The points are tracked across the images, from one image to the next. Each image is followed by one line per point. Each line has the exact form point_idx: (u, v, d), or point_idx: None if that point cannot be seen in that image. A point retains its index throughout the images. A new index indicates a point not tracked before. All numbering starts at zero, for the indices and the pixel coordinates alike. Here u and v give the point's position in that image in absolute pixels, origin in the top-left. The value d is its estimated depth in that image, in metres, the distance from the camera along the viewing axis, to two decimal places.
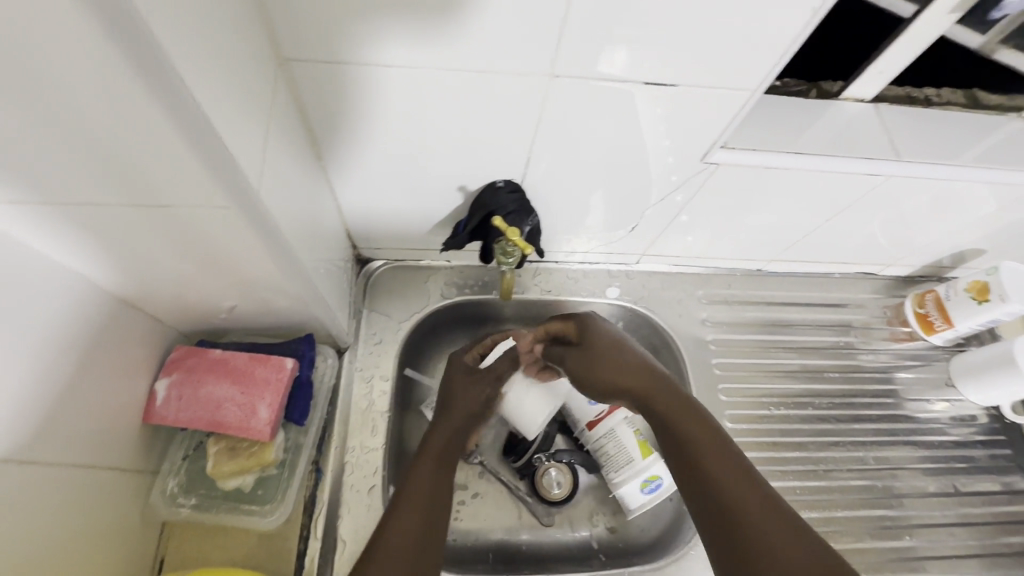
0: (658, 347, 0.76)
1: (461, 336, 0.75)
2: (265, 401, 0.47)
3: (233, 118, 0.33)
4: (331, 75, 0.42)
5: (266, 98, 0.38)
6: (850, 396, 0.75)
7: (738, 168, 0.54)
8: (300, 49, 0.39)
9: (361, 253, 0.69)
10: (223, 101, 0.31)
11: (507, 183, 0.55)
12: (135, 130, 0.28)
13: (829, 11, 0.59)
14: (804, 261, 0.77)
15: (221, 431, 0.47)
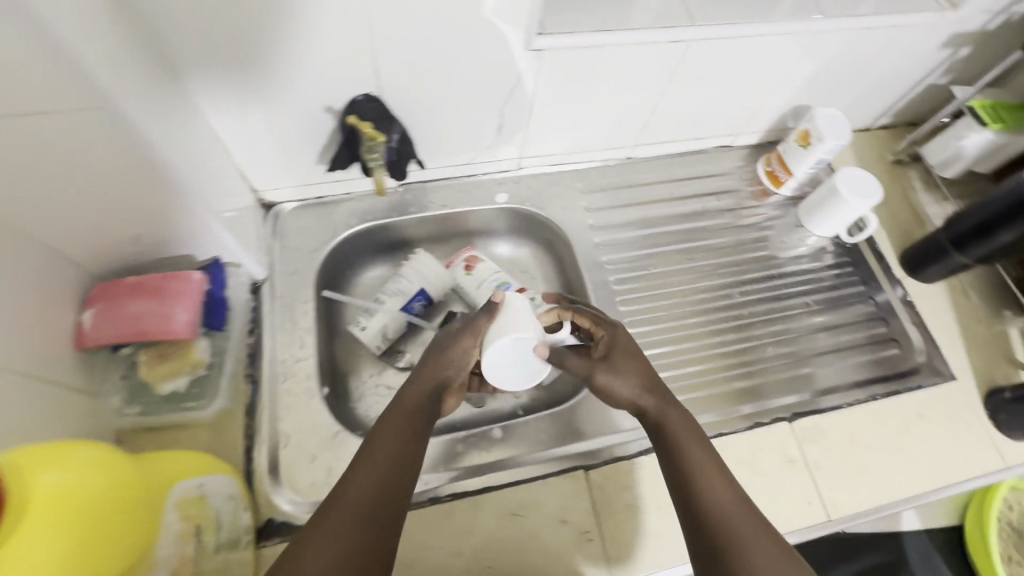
0: (552, 240, 0.86)
1: (376, 261, 0.84)
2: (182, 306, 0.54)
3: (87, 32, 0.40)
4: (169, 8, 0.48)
5: (118, 22, 0.44)
6: (719, 249, 0.88)
7: (560, 51, 0.64)
8: None
9: (264, 197, 0.75)
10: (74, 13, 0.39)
11: (366, 97, 0.63)
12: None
13: None
14: (664, 142, 0.88)
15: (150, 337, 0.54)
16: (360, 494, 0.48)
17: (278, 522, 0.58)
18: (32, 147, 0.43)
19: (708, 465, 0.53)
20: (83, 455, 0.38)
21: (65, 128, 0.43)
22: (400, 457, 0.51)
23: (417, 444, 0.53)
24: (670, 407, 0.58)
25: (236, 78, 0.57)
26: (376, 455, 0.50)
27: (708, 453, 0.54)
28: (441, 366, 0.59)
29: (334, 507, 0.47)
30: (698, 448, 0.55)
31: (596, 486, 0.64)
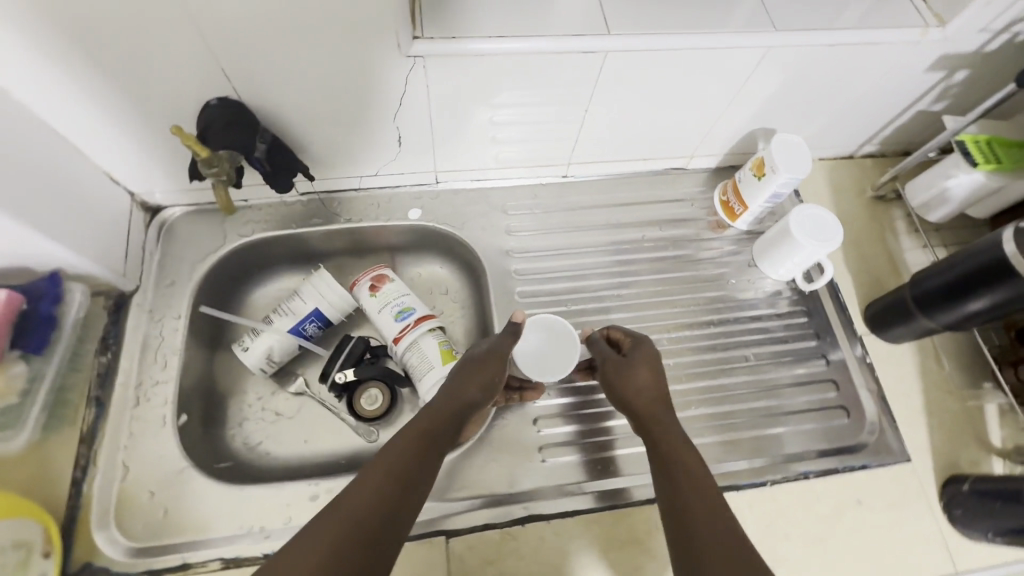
0: (471, 263, 0.78)
1: (276, 275, 0.78)
2: None
3: None
4: None
5: None
6: (660, 286, 0.77)
7: (446, 57, 0.56)
8: None
9: (148, 201, 0.70)
10: None
11: (221, 100, 0.57)
12: None
13: None
14: (604, 162, 0.79)
15: None
16: (366, 495, 0.44)
17: (95, 568, 0.53)
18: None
19: (706, 488, 0.47)
20: None
21: None
22: (409, 464, 0.48)
23: (427, 458, 0.50)
24: (674, 427, 0.53)
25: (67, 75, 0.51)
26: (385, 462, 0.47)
27: (705, 472, 0.48)
28: (472, 382, 0.57)
29: (337, 503, 0.43)
30: (701, 470, 0.48)
31: (457, 557, 0.56)
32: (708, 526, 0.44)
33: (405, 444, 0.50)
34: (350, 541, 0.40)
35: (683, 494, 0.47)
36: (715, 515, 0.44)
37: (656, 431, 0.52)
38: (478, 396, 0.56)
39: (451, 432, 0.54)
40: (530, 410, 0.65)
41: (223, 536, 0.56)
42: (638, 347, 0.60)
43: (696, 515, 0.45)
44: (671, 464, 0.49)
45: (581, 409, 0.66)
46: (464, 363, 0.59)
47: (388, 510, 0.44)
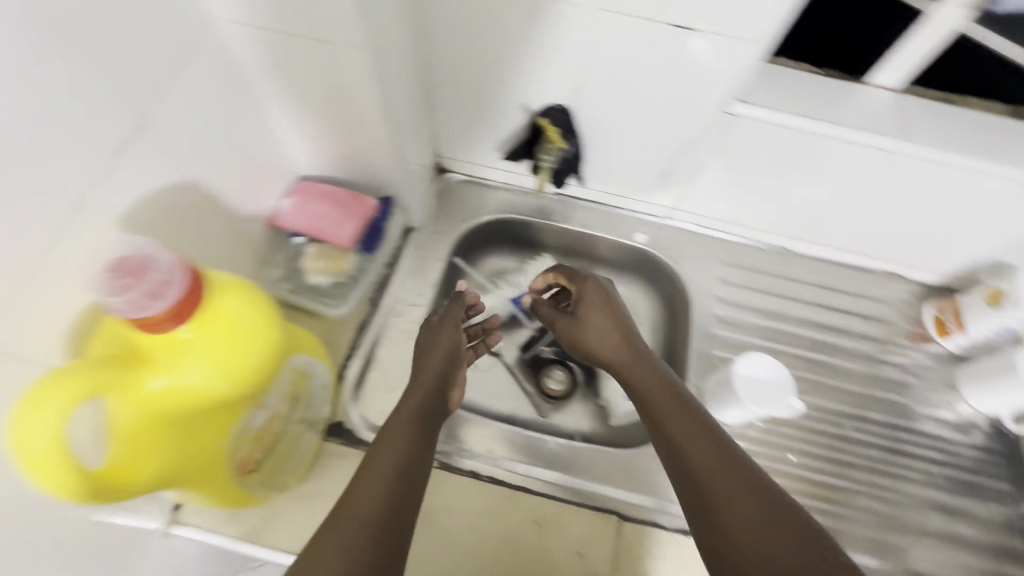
0: (672, 295, 0.86)
1: (504, 251, 0.90)
2: (351, 221, 0.65)
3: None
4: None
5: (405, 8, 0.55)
6: (848, 376, 0.80)
7: (758, 122, 0.64)
8: None
9: (441, 162, 0.85)
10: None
11: (561, 108, 0.68)
12: None
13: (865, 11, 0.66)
14: (827, 246, 0.83)
15: (319, 236, 0.66)
16: (395, 459, 0.51)
17: (346, 428, 0.66)
18: (314, 67, 0.53)
19: (711, 445, 0.49)
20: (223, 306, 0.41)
21: (335, 63, 0.53)
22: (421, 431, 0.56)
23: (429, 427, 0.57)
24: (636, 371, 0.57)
25: (464, 60, 0.65)
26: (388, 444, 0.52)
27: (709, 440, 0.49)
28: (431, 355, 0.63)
29: (373, 461, 0.51)
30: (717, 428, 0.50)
31: (626, 538, 0.62)
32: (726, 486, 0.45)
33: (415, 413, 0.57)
34: (385, 488, 0.48)
35: (689, 457, 0.48)
36: (710, 467, 0.47)
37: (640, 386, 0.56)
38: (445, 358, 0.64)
39: (439, 395, 0.61)
40: None
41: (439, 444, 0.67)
42: (583, 287, 0.65)
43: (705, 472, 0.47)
44: (658, 414, 0.53)
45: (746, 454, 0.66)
46: (425, 336, 0.66)
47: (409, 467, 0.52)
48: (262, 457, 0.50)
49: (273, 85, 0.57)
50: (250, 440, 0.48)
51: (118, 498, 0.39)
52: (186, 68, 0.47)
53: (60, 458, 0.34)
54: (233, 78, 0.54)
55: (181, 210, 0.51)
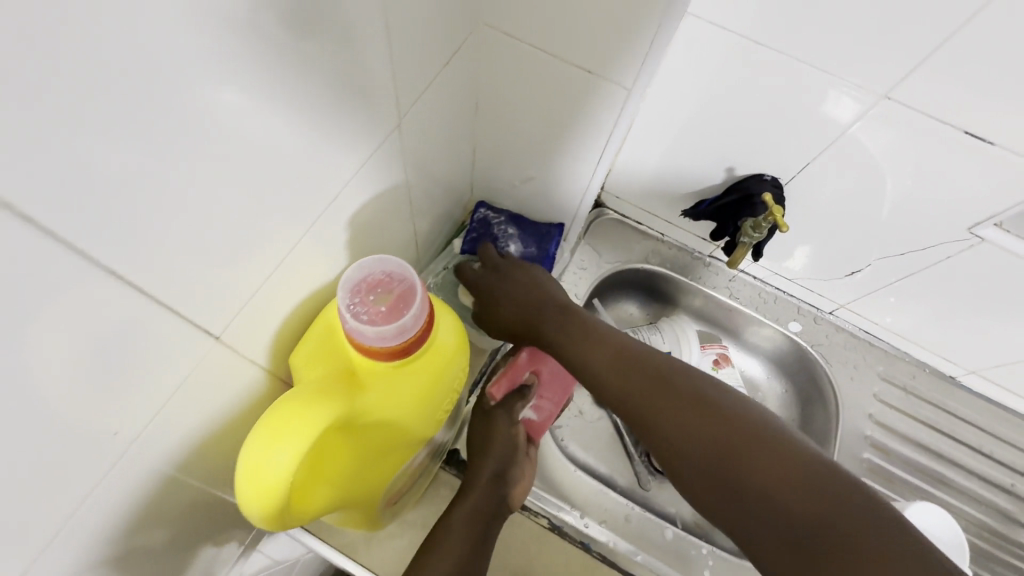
0: (812, 396, 0.78)
1: (637, 299, 0.84)
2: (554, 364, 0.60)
3: (670, 29, 0.44)
4: (710, 42, 0.52)
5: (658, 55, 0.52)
6: (1002, 542, 0.71)
7: (1005, 253, 0.56)
8: (707, 10, 0.50)
9: (600, 197, 0.80)
10: (672, 25, 0.43)
11: (774, 180, 0.62)
12: (630, 17, 0.41)
13: None
14: (1010, 391, 0.73)
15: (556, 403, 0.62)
16: (450, 564, 0.47)
17: (461, 459, 0.61)
18: (558, 92, 0.50)
19: (680, 387, 0.47)
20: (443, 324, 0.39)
21: (582, 93, 0.49)
22: (479, 538, 0.50)
23: (491, 535, 0.52)
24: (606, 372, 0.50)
25: (685, 108, 0.60)
26: (445, 544, 0.49)
27: (689, 394, 0.46)
28: (491, 445, 0.56)
29: (434, 560, 0.47)
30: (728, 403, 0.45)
31: None
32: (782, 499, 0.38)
33: (474, 518, 0.51)
34: None
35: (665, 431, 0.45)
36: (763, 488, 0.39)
37: (601, 372, 0.51)
38: (507, 444, 0.57)
39: (504, 481, 0.55)
40: None
41: (555, 502, 0.63)
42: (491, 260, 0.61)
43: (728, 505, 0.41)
44: (619, 391, 0.49)
45: None
46: (482, 419, 0.59)
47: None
48: (405, 488, 0.47)
49: (499, 98, 0.54)
50: (406, 473, 0.44)
51: (301, 525, 0.35)
52: (440, 70, 0.45)
53: (282, 494, 0.30)
54: (466, 86, 0.51)
55: (386, 211, 0.49)
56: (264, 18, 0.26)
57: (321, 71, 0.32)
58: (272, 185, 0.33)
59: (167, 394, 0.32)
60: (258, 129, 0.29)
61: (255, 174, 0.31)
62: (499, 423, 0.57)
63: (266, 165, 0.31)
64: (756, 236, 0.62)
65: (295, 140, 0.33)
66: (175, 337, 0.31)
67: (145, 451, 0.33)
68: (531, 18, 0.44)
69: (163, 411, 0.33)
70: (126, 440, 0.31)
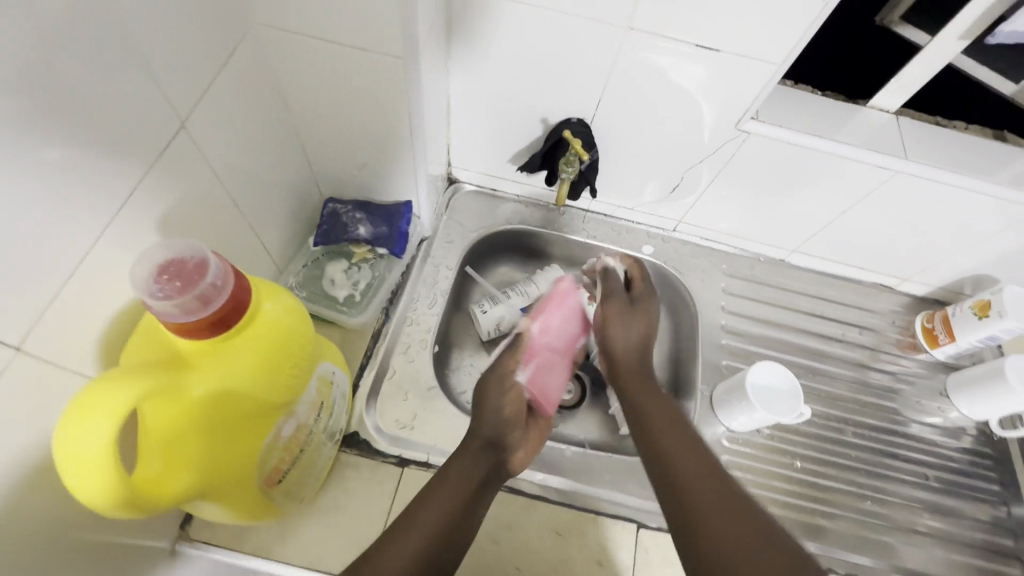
0: (677, 305, 0.88)
1: (511, 260, 0.90)
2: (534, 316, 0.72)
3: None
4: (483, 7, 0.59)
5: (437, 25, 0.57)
6: (848, 383, 0.83)
7: (770, 139, 0.67)
8: None
9: (453, 173, 0.86)
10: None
11: (580, 120, 0.69)
12: None
13: (849, 44, 0.73)
14: (826, 259, 0.87)
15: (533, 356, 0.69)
16: (432, 525, 0.52)
17: (361, 438, 0.64)
18: (353, 74, 0.54)
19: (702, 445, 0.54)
20: (281, 301, 0.44)
21: (370, 69, 0.53)
22: (471, 498, 0.56)
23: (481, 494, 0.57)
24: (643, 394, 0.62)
25: (485, 73, 0.67)
26: (433, 505, 0.53)
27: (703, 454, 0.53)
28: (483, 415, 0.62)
29: (415, 518, 0.52)
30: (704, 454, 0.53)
31: (644, 547, 0.63)
32: (714, 516, 0.46)
33: (467, 478, 0.57)
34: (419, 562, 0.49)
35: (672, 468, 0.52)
36: (720, 514, 0.46)
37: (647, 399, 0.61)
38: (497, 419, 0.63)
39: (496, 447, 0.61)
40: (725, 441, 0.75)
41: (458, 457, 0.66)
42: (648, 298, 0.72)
43: (698, 508, 0.47)
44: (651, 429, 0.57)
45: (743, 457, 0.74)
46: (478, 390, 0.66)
47: (449, 535, 0.52)
48: (290, 467, 0.49)
49: (305, 93, 0.57)
50: (278, 449, 0.46)
51: (152, 507, 0.36)
52: (225, 71, 0.47)
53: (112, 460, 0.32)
54: (266, 84, 0.54)
55: (212, 217, 0.50)
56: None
57: (85, 83, 0.34)
58: (64, 198, 0.34)
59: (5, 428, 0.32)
60: (33, 146, 0.31)
61: (37, 189, 0.32)
62: (491, 392, 0.64)
63: (50, 180, 0.33)
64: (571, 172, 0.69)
65: (77, 152, 0.34)
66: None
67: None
68: (300, 9, 0.48)
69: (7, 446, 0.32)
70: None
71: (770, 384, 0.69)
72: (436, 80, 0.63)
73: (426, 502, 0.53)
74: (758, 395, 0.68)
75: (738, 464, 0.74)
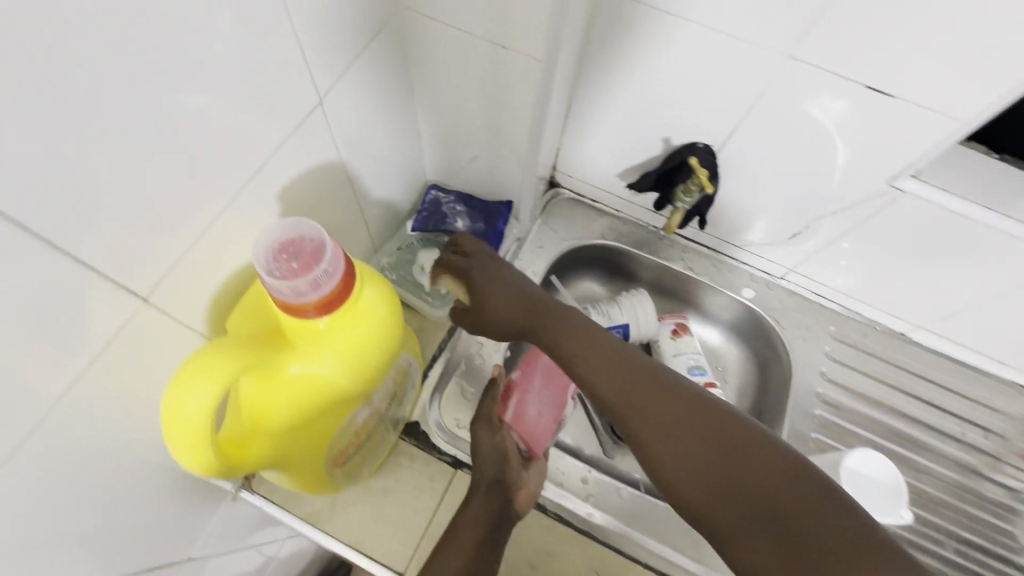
0: (769, 358, 0.81)
1: (598, 277, 0.87)
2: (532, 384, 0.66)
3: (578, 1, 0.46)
4: (631, 14, 0.55)
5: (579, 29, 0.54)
6: (955, 490, 0.73)
7: (926, 202, 0.58)
8: None
9: (555, 176, 0.83)
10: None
11: (707, 146, 0.64)
12: None
13: None
14: (956, 343, 0.76)
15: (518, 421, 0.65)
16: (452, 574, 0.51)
17: (421, 429, 0.64)
18: (484, 69, 0.52)
19: (724, 459, 0.45)
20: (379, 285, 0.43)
21: (501, 64, 0.51)
22: (487, 539, 0.54)
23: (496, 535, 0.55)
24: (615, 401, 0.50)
25: (614, 82, 0.63)
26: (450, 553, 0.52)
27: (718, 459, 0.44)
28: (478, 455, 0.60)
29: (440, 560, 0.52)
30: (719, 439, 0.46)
31: None
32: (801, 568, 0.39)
33: (481, 523, 0.54)
34: None
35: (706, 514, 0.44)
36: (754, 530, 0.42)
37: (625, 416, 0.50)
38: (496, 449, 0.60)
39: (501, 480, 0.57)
40: None
41: None
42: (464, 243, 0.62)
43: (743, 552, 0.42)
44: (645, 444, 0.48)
45: None
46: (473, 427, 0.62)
47: None
48: (355, 450, 0.49)
49: (432, 80, 0.57)
50: (349, 434, 0.47)
51: (235, 475, 0.38)
52: (365, 50, 0.47)
53: (204, 427, 0.33)
54: (395, 66, 0.54)
55: (328, 191, 0.51)
56: (157, 4, 0.28)
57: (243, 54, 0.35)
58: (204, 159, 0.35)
59: (117, 360, 0.36)
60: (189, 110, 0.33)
61: (180, 151, 0.34)
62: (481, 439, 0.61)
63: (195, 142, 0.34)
64: (688, 203, 0.66)
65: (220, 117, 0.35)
66: (113, 304, 0.34)
67: (98, 411, 0.36)
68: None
69: (114, 376, 0.36)
70: (83, 401, 0.35)
71: (872, 472, 0.61)
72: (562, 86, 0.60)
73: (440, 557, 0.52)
74: (852, 481, 0.60)
75: None
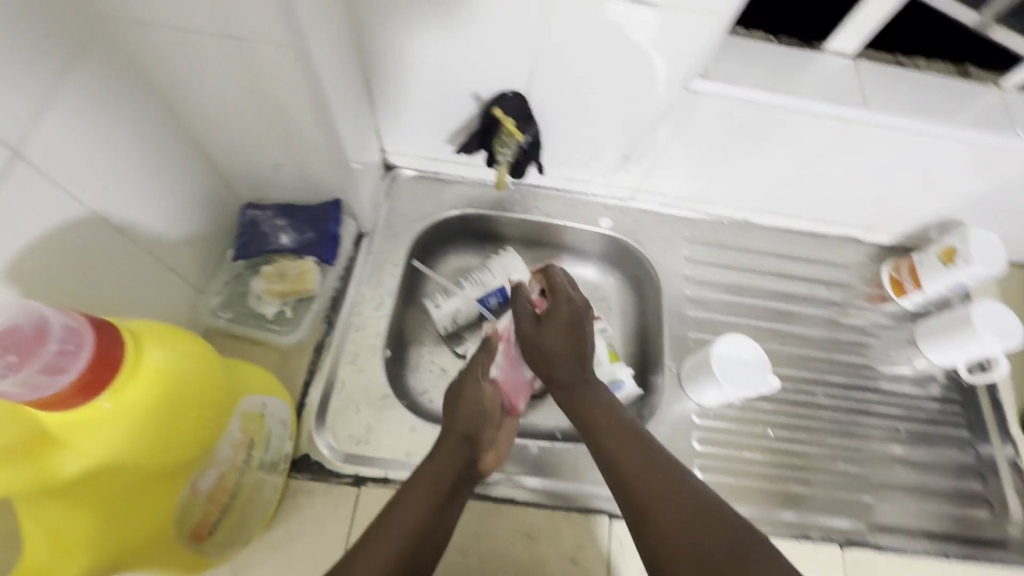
0: (641, 277, 0.84)
1: (466, 247, 0.84)
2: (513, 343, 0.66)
3: None
4: None
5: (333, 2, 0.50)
6: (820, 344, 0.81)
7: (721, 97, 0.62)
8: None
9: (389, 159, 0.79)
10: None
11: (515, 93, 0.63)
12: None
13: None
14: (788, 215, 0.83)
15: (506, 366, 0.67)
16: (404, 535, 0.47)
17: (311, 460, 0.60)
18: (236, 68, 0.47)
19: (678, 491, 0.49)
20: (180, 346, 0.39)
21: (250, 59, 0.46)
22: (443, 497, 0.52)
23: (456, 497, 0.54)
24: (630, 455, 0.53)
25: (400, 49, 0.59)
26: (407, 512, 0.49)
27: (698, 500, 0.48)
28: (462, 402, 0.59)
29: (388, 525, 0.48)
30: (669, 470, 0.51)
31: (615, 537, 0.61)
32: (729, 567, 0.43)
33: (444, 481, 0.53)
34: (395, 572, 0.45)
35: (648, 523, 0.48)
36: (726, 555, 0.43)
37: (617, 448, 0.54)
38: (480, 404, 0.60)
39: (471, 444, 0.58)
40: (695, 416, 0.73)
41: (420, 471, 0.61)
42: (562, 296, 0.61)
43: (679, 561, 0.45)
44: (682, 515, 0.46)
45: (714, 430, 0.73)
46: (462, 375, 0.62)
47: (422, 542, 0.48)
48: (220, 517, 0.45)
49: (187, 93, 0.50)
50: (200, 503, 0.43)
51: None
52: (70, 79, 0.40)
53: None
54: (130, 85, 0.47)
55: (90, 247, 0.45)
56: None
57: None
58: None
59: None
60: None
61: None
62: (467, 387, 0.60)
63: None
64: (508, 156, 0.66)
65: None
66: None
67: None
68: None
69: None
70: None
71: (738, 353, 0.67)
72: (344, 67, 0.56)
73: (389, 514, 0.49)
74: (720, 365, 0.66)
75: (708, 439, 0.72)
